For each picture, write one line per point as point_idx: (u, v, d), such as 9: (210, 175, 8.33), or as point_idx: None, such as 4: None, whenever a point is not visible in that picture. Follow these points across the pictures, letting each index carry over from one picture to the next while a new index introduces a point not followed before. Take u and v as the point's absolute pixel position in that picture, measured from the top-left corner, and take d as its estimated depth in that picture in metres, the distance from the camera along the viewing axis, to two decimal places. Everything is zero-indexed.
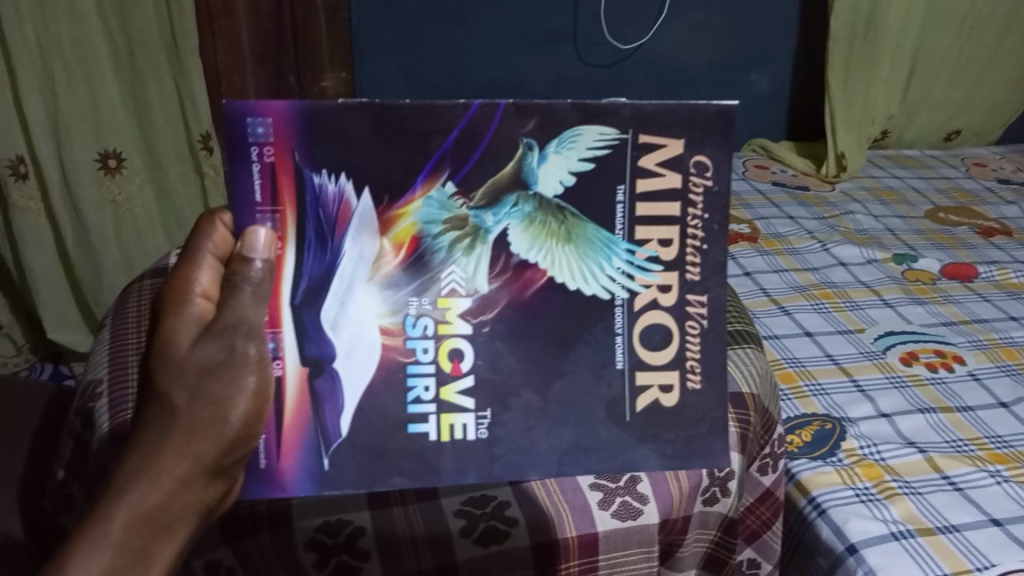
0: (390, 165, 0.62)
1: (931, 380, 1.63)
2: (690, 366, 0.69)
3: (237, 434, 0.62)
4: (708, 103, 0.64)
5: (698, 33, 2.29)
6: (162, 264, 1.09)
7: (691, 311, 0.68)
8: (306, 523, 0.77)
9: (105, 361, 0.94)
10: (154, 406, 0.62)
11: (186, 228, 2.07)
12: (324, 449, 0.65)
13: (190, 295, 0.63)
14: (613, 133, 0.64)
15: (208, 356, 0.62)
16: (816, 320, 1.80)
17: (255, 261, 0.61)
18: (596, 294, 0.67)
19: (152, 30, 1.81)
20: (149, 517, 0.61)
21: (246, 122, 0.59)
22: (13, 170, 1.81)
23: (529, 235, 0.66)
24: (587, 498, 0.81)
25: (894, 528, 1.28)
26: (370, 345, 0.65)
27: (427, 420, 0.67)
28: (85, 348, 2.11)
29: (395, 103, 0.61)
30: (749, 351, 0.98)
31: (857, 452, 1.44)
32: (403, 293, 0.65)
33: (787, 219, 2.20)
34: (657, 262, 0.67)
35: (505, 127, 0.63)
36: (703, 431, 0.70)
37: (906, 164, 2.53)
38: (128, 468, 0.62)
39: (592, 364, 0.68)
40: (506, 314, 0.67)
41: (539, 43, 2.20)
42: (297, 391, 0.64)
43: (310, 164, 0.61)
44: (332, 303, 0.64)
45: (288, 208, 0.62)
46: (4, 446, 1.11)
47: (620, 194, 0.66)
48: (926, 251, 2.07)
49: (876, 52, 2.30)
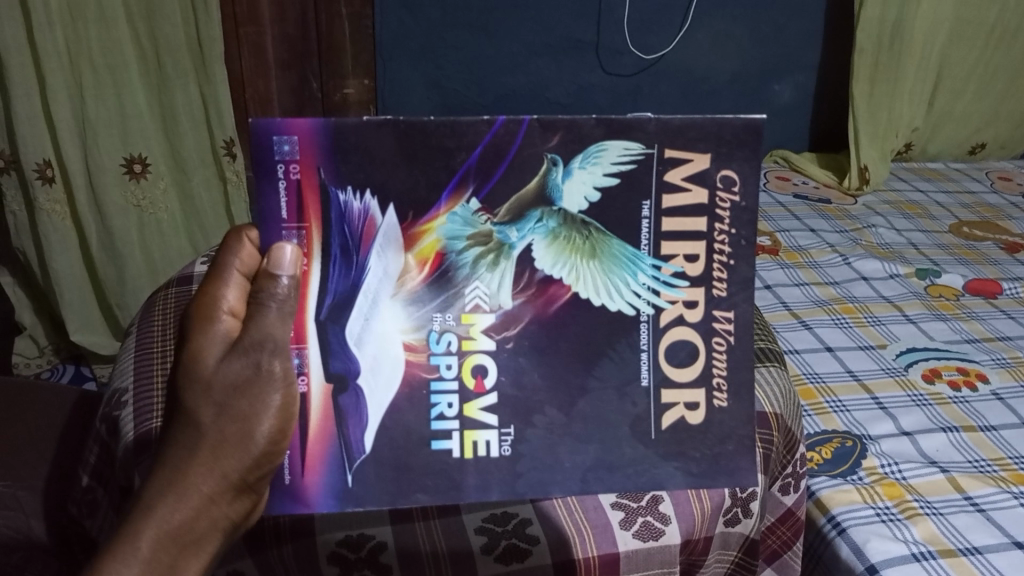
0: (415, 180, 0.63)
1: (954, 399, 1.61)
2: (716, 383, 0.69)
3: (261, 451, 0.62)
4: (735, 117, 0.64)
5: (722, 43, 2.28)
6: (188, 272, 1.10)
7: (717, 327, 0.68)
8: (329, 537, 0.78)
9: (132, 369, 0.95)
10: (180, 423, 0.62)
11: (209, 234, 2.09)
12: (347, 465, 0.66)
13: (218, 313, 0.63)
14: (638, 148, 0.64)
15: (233, 374, 0.61)
16: (837, 335, 1.79)
17: (282, 278, 0.61)
18: (621, 309, 0.67)
19: (179, 37, 1.83)
20: (176, 533, 0.61)
21: (272, 139, 0.60)
22: (41, 174, 1.84)
23: (554, 250, 0.66)
24: (610, 517, 0.81)
25: (915, 549, 1.26)
26: (393, 360, 0.66)
27: (450, 437, 0.67)
28: (108, 350, 2.14)
29: (419, 118, 0.61)
30: (774, 370, 0.97)
31: (878, 470, 1.43)
32: (427, 309, 0.66)
33: (809, 232, 2.18)
34: (683, 278, 0.67)
35: (530, 142, 0.63)
36: (729, 449, 0.69)
37: (929, 177, 2.51)
38: (155, 486, 0.62)
39: (616, 381, 0.68)
40: (529, 330, 0.67)
41: (561, 53, 2.20)
42: (321, 406, 0.65)
43: (335, 181, 0.62)
44: (357, 319, 0.65)
45: (314, 224, 0.63)
46: (30, 448, 1.13)
47: (645, 209, 0.66)
48: (949, 265, 2.05)
49: (900, 63, 2.28)
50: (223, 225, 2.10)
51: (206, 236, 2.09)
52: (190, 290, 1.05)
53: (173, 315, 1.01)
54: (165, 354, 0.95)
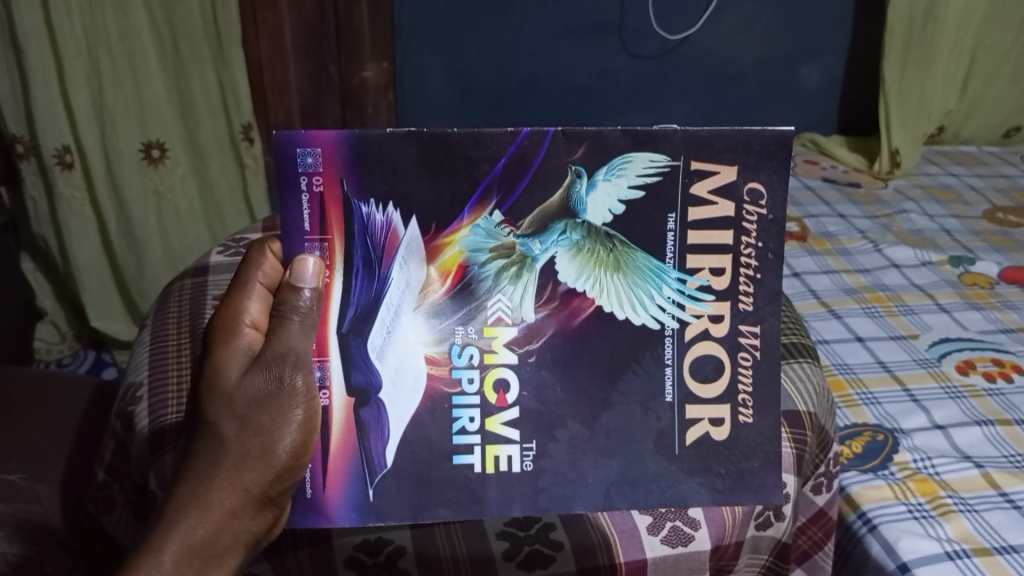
0: (438, 193, 0.62)
1: (989, 392, 1.56)
2: (742, 399, 0.67)
3: (283, 465, 0.61)
4: (763, 128, 0.62)
5: (749, 25, 2.22)
6: (203, 263, 1.08)
7: (743, 341, 0.66)
8: (346, 541, 0.76)
9: (146, 364, 0.92)
10: (202, 438, 0.62)
11: (226, 220, 2.06)
12: (369, 479, 0.65)
13: (240, 326, 0.62)
14: (664, 160, 0.62)
15: (256, 388, 0.61)
16: (868, 325, 1.74)
17: (303, 290, 0.61)
18: (646, 323, 0.65)
19: (195, 22, 1.80)
20: (198, 548, 0.60)
21: (295, 151, 0.59)
22: (59, 159, 1.84)
23: (578, 262, 0.64)
24: (636, 522, 0.78)
25: (949, 548, 1.22)
26: (415, 373, 0.65)
27: (472, 451, 0.65)
28: (128, 338, 2.13)
29: (443, 130, 0.60)
30: (806, 366, 0.93)
31: (910, 466, 1.38)
32: (449, 321, 0.65)
33: (838, 218, 2.13)
34: (709, 292, 0.65)
35: (554, 154, 0.61)
36: (756, 465, 0.67)
37: (962, 162, 2.43)
38: (176, 500, 0.61)
39: (640, 395, 0.66)
40: (552, 343, 0.66)
41: (583, 35, 2.15)
42: (343, 420, 0.64)
43: (358, 194, 0.61)
44: (379, 332, 0.64)
45: (337, 236, 0.62)
46: (48, 440, 1.12)
47: (671, 222, 0.64)
48: (984, 253, 1.99)
49: (933, 45, 2.21)
50: (241, 213, 2.07)
51: (225, 224, 2.06)
52: (206, 282, 1.03)
53: (189, 309, 0.99)
54: (181, 346, 0.93)
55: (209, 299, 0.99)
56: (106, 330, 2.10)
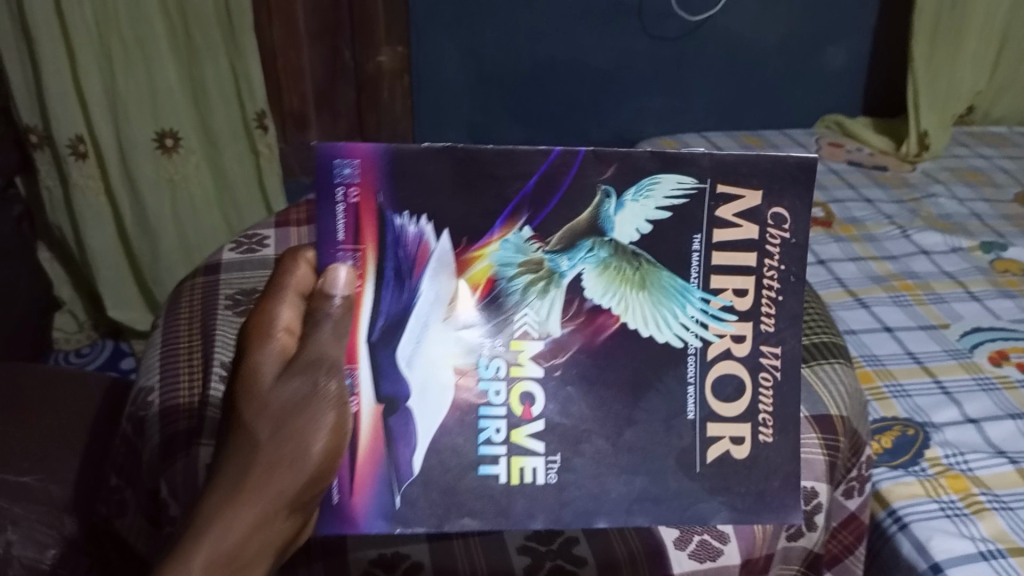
0: (468, 210, 0.60)
1: (1023, 383, 1.51)
2: (762, 419, 0.63)
3: (315, 469, 0.58)
4: (787, 153, 0.61)
5: (773, 5, 2.15)
6: (215, 259, 1.06)
7: (764, 361, 0.63)
8: (361, 556, 0.74)
9: (156, 367, 0.89)
10: (234, 442, 0.60)
11: (242, 210, 2.04)
12: (396, 488, 0.61)
13: (273, 330, 0.61)
14: (691, 182, 0.61)
15: (288, 394, 0.59)
16: (897, 315, 1.69)
17: (335, 297, 0.59)
18: (670, 341, 0.62)
19: (207, 7, 1.77)
20: (227, 557, 0.57)
21: (334, 164, 0.58)
22: (73, 150, 1.82)
23: (604, 279, 0.62)
24: (662, 538, 0.75)
25: (983, 547, 1.19)
26: (442, 386, 0.61)
27: (497, 464, 0.62)
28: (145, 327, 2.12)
29: (477, 146, 0.59)
30: (838, 366, 0.90)
31: (942, 462, 1.34)
32: (477, 333, 0.62)
33: (864, 203, 2.08)
34: (732, 312, 0.62)
35: (584, 172, 0.60)
36: (775, 486, 0.64)
37: (993, 143, 2.36)
38: (207, 507, 0.59)
39: (663, 413, 0.63)
40: (576, 359, 0.63)
41: (602, 18, 2.09)
42: (372, 428, 0.61)
43: (393, 206, 0.60)
44: (408, 342, 0.61)
45: (370, 245, 0.60)
46: (60, 439, 1.11)
47: (696, 242, 0.62)
48: (1016, 238, 1.93)
49: (964, 24, 2.14)
50: (256, 204, 2.06)
51: (240, 213, 2.04)
52: (219, 280, 1.01)
53: (200, 311, 0.96)
54: (193, 349, 0.90)
55: (220, 301, 0.97)
56: (122, 319, 2.09)
